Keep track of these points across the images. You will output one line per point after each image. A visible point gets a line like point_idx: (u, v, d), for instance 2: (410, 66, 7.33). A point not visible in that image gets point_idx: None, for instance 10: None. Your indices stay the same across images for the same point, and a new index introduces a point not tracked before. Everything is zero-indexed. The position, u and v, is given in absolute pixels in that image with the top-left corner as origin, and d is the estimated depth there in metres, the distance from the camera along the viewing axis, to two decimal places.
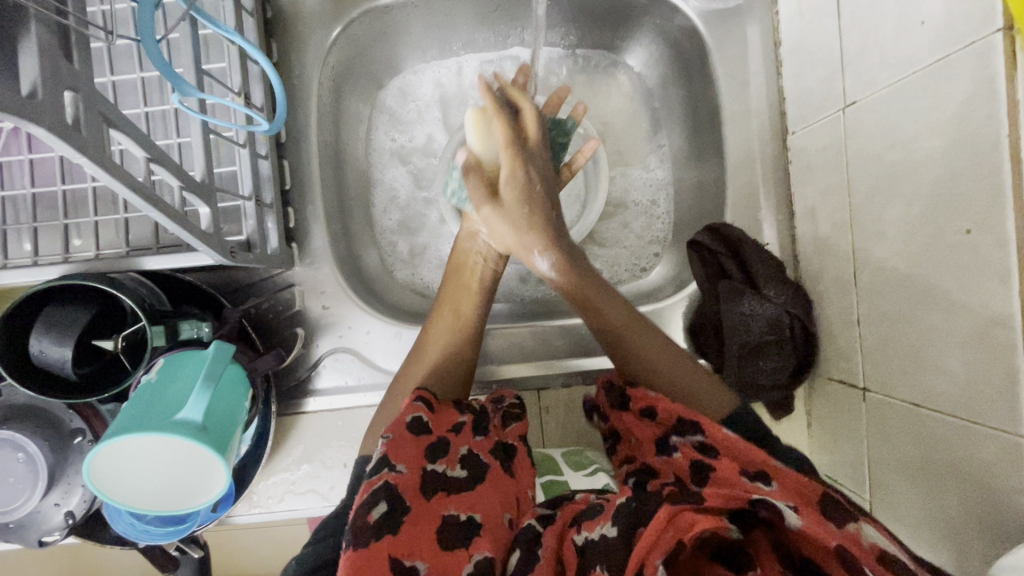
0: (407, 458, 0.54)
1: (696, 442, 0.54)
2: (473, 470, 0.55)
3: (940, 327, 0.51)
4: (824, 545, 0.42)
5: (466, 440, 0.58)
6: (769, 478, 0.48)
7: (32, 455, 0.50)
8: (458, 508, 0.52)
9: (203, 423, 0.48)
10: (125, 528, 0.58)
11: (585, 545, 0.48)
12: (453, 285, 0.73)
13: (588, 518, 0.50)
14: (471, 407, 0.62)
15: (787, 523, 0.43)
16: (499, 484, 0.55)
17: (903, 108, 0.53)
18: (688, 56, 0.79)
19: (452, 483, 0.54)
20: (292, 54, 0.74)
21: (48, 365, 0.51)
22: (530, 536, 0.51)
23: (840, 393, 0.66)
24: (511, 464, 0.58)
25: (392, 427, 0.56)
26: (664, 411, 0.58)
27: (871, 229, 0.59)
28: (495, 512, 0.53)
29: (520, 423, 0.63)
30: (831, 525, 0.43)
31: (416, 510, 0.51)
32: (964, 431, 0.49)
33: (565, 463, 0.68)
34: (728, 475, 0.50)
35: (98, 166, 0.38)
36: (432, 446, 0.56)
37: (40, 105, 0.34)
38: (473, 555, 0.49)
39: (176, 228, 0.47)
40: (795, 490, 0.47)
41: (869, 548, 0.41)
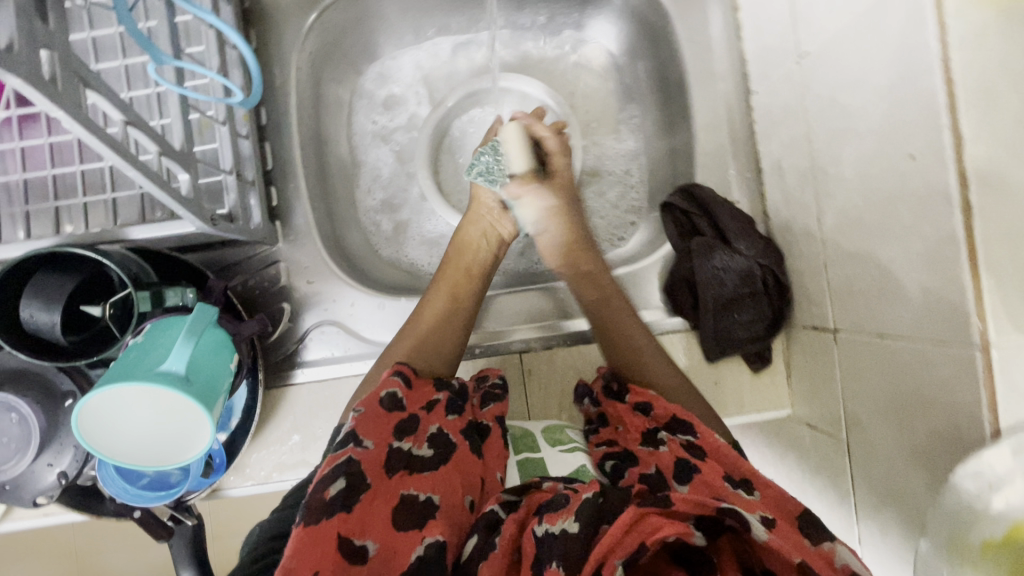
0: (374, 434, 0.55)
1: (686, 441, 0.56)
2: (439, 448, 0.56)
3: (896, 256, 0.52)
4: (789, 560, 0.42)
5: (437, 419, 0.59)
6: (753, 489, 0.51)
7: (24, 416, 0.52)
8: (418, 488, 0.53)
9: (185, 375, 0.50)
10: (119, 492, 0.60)
11: (543, 538, 0.45)
12: (455, 265, 0.75)
13: (550, 510, 0.47)
14: (449, 384, 0.64)
15: (755, 537, 0.43)
16: (464, 464, 0.56)
17: (850, 49, 0.54)
18: (653, 27, 0.81)
19: (416, 462, 0.55)
20: (270, 42, 0.77)
21: (39, 330, 0.54)
22: (490, 526, 0.50)
23: (814, 339, 0.68)
24: (480, 446, 0.59)
25: (365, 402, 0.57)
26: (661, 409, 0.60)
27: (830, 172, 0.60)
28: (454, 493, 0.53)
29: (498, 404, 0.64)
30: (807, 542, 0.44)
31: (376, 487, 0.52)
32: (924, 353, 0.50)
33: (542, 438, 0.65)
34: (712, 479, 0.52)
35: (74, 120, 0.40)
36: (401, 423, 0.57)
37: (16, 57, 0.36)
38: (426, 538, 0.49)
39: (154, 190, 0.50)
40: (775, 505, 0.49)
41: (840, 568, 0.43)
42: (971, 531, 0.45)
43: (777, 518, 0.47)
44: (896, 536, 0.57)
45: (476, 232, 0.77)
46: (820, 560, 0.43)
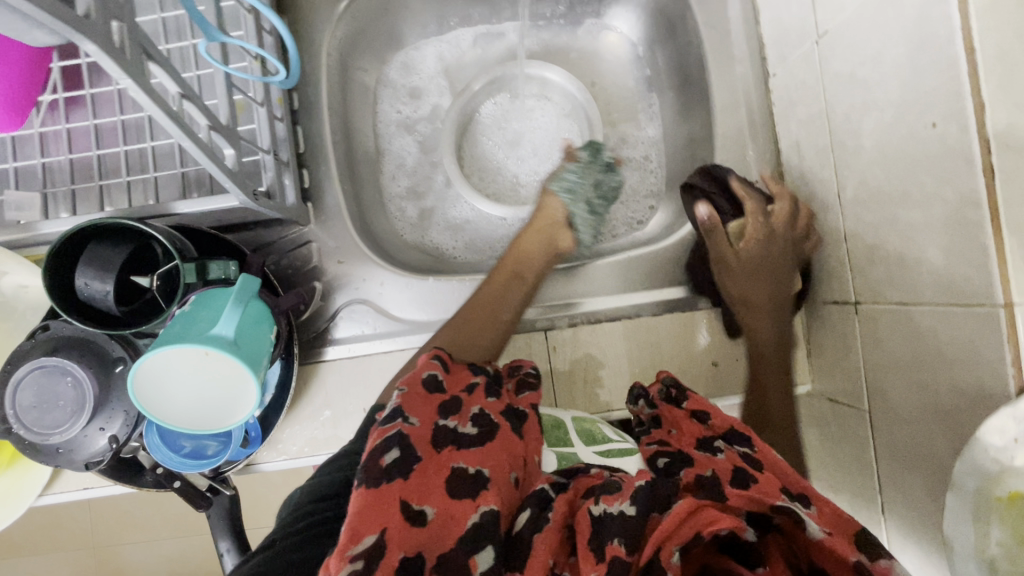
0: (420, 413, 0.56)
1: (743, 452, 0.56)
2: (483, 428, 0.56)
3: (917, 223, 0.53)
4: (843, 560, 0.44)
5: (479, 400, 0.60)
6: (809, 501, 0.50)
7: (80, 379, 0.55)
8: (466, 461, 0.53)
9: (234, 339, 0.52)
10: (165, 459, 0.62)
11: (600, 516, 0.46)
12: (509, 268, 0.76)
13: (605, 492, 0.48)
14: (486, 371, 0.65)
15: (809, 535, 0.45)
16: (507, 443, 0.55)
17: (870, 25, 0.56)
18: (672, 14, 0.84)
19: (462, 439, 0.55)
20: (301, 30, 0.79)
21: (92, 298, 0.56)
22: (542, 503, 0.50)
23: (835, 313, 0.69)
24: (522, 428, 0.58)
25: (408, 382, 0.59)
26: (721, 422, 0.60)
27: (850, 147, 0.62)
28: (503, 468, 0.53)
29: (533, 393, 0.64)
30: (862, 557, 0.44)
31: (427, 460, 0.52)
32: (946, 315, 0.51)
33: (576, 435, 0.65)
34: (769, 488, 0.51)
35: (140, 88, 0.43)
36: (444, 404, 0.58)
37: (93, 25, 0.38)
38: (480, 506, 0.49)
39: (206, 161, 0.52)
40: (830, 516, 0.48)
41: None
42: (999, 484, 0.46)
43: (832, 531, 0.46)
44: (919, 499, 0.58)
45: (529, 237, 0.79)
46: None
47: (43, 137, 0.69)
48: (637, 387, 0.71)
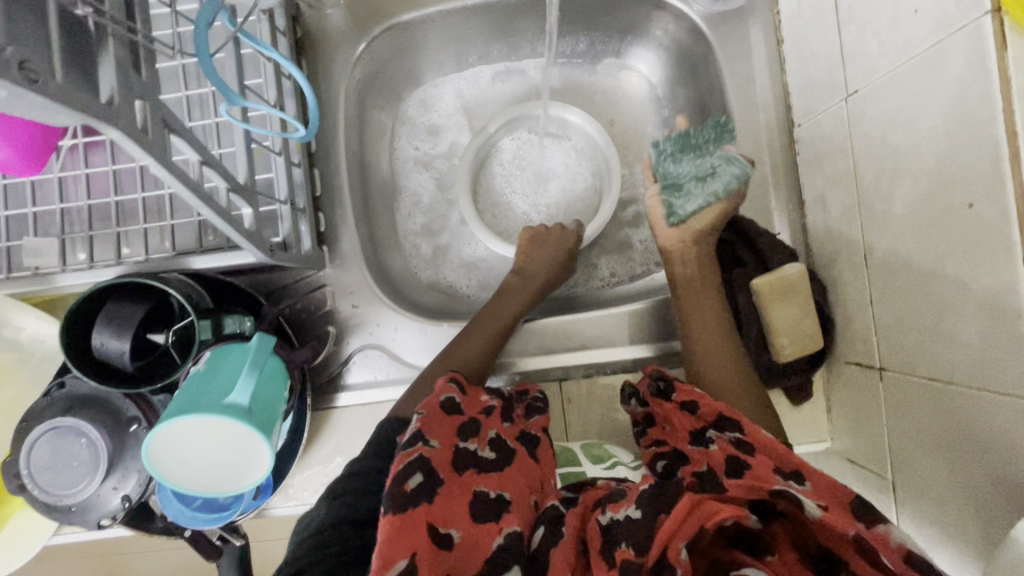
0: (440, 434, 0.55)
1: (734, 438, 0.57)
2: (501, 453, 0.58)
3: (950, 300, 0.52)
4: (843, 534, 0.44)
5: (496, 426, 0.61)
6: (803, 478, 0.50)
7: (94, 441, 0.55)
8: (487, 485, 0.54)
9: (249, 407, 0.52)
10: (175, 514, 0.61)
11: (609, 525, 0.49)
12: (502, 315, 0.75)
13: (613, 501, 0.51)
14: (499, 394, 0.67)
15: (808, 514, 0.45)
16: (525, 468, 0.57)
17: (904, 92, 0.55)
18: (695, 57, 0.82)
19: (482, 462, 0.56)
20: (319, 70, 0.78)
21: (108, 358, 0.56)
22: (553, 518, 0.53)
23: (858, 375, 0.67)
24: (535, 453, 0.61)
25: (427, 404, 0.58)
26: (707, 408, 0.61)
27: (879, 211, 0.60)
28: (523, 493, 0.55)
29: (542, 416, 0.66)
30: (859, 525, 0.44)
31: (450, 482, 0.52)
32: (983, 399, 0.50)
33: (583, 455, 0.70)
34: (763, 473, 0.52)
35: (162, 166, 0.42)
36: (463, 426, 0.58)
37: (118, 111, 0.38)
38: (504, 529, 0.50)
39: (224, 226, 0.52)
40: (827, 490, 0.48)
41: (895, 548, 0.42)
42: None
43: (828, 504, 0.46)
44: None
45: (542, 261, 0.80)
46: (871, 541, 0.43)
47: (62, 182, 0.68)
48: (627, 386, 0.73)
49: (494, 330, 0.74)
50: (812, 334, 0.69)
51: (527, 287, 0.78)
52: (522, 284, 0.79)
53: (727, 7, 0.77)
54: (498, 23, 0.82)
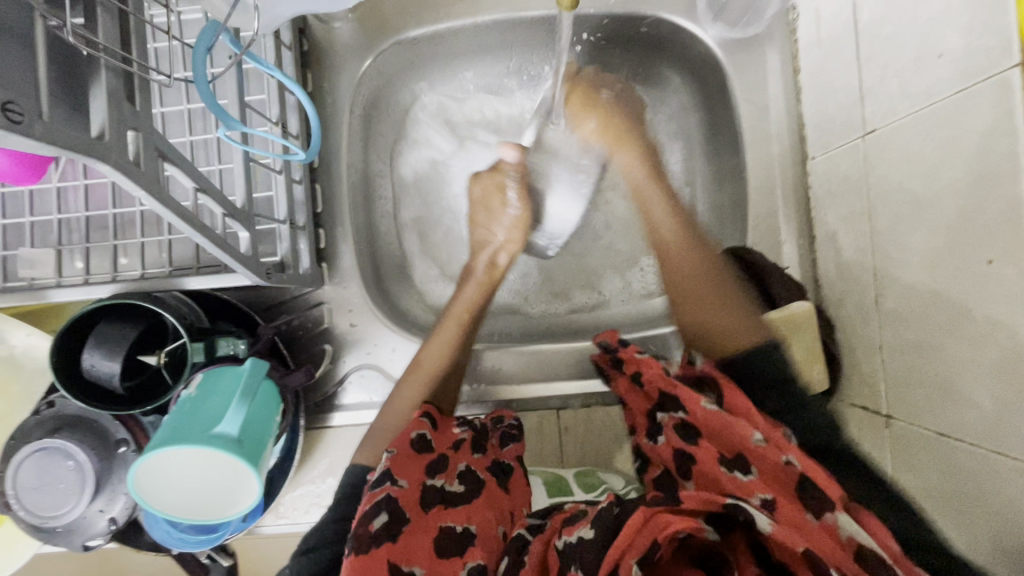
0: (409, 473, 0.55)
1: (680, 419, 0.56)
2: (470, 484, 0.57)
3: (964, 357, 0.50)
4: (793, 550, 0.42)
5: (466, 458, 0.59)
6: (748, 465, 0.50)
7: (81, 463, 0.54)
8: (455, 519, 0.54)
9: (238, 437, 0.51)
10: (162, 535, 0.60)
11: (565, 550, 0.47)
12: (426, 364, 0.69)
13: (569, 525, 0.49)
14: (472, 424, 0.64)
15: (760, 529, 0.43)
16: (492, 499, 0.57)
17: (925, 137, 0.53)
18: (709, 82, 0.80)
19: (450, 496, 0.56)
20: (325, 83, 0.77)
21: (97, 378, 0.55)
22: (518, 548, 0.52)
23: (863, 419, 0.66)
24: (507, 481, 0.60)
25: (397, 442, 0.57)
26: (651, 380, 0.60)
27: (893, 257, 0.58)
28: (489, 526, 0.54)
29: (518, 444, 0.63)
30: (809, 517, 0.45)
31: (416, 521, 0.52)
32: (993, 464, 0.48)
33: (576, 484, 0.69)
34: (710, 466, 0.52)
35: (152, 197, 0.41)
36: (433, 461, 0.57)
37: (107, 145, 0.37)
38: (467, 564, 0.51)
39: (217, 252, 0.51)
40: (772, 476, 0.49)
41: (845, 542, 0.42)
42: None
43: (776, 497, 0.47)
44: None
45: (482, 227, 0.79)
46: (821, 534, 0.43)
47: (60, 191, 0.68)
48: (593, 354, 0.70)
49: (422, 383, 0.67)
50: (818, 378, 0.68)
51: (447, 326, 0.71)
52: (443, 327, 0.71)
53: (743, 34, 0.75)
54: (509, 41, 0.81)
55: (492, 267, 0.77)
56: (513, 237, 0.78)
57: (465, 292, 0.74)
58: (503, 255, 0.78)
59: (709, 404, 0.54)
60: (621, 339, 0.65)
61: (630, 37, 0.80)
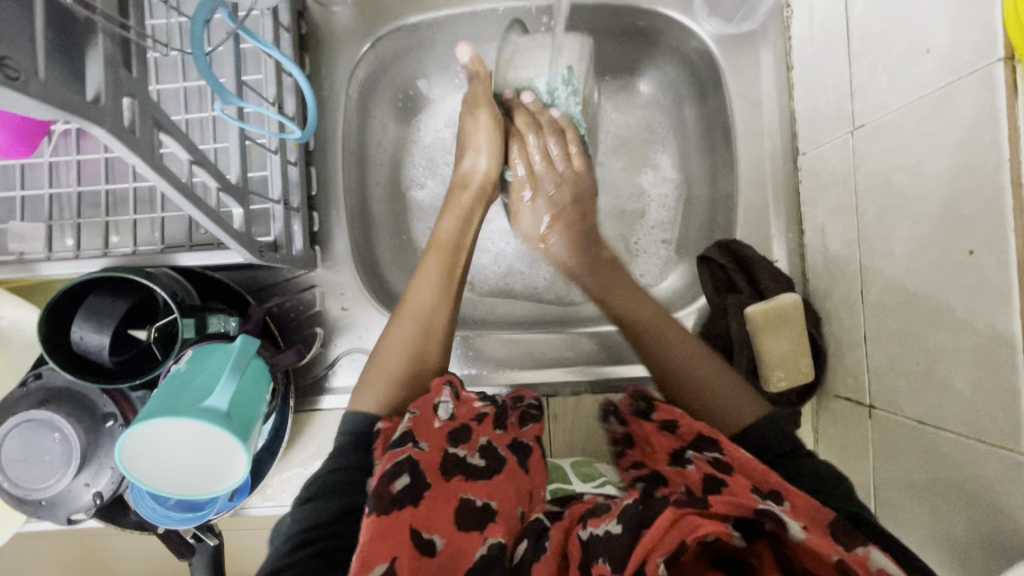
0: (432, 438, 0.55)
1: (713, 458, 0.53)
2: (491, 460, 0.57)
3: (945, 346, 0.51)
4: (825, 559, 0.43)
5: (486, 432, 0.59)
6: (782, 498, 0.48)
7: (68, 436, 0.54)
8: (475, 494, 0.54)
9: (227, 412, 0.51)
10: (148, 512, 0.59)
11: (589, 540, 0.48)
12: (413, 306, 0.67)
13: (594, 517, 0.50)
14: (493, 401, 0.63)
15: (790, 537, 0.43)
16: (514, 476, 0.57)
17: (911, 131, 0.54)
18: (704, 78, 0.81)
19: (471, 470, 0.56)
20: (322, 67, 0.77)
21: (87, 351, 0.55)
22: (538, 531, 0.52)
23: (847, 410, 0.67)
24: (527, 461, 0.59)
25: (418, 404, 0.57)
26: (686, 426, 0.56)
27: (879, 249, 0.60)
28: (510, 503, 0.54)
29: (537, 424, 0.62)
30: (840, 549, 0.43)
31: (436, 487, 0.53)
32: (970, 450, 0.49)
33: (574, 474, 0.69)
34: (741, 493, 0.49)
35: (148, 165, 0.41)
36: (454, 431, 0.57)
37: (104, 108, 0.37)
38: (488, 539, 0.52)
39: (211, 226, 0.51)
40: (806, 514, 0.46)
41: (876, 573, 0.41)
42: None
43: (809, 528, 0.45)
44: None
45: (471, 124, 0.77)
46: (856, 566, 0.42)
47: (51, 166, 0.67)
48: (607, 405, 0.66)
49: (410, 323, 0.65)
50: (806, 370, 0.68)
51: (431, 261, 0.70)
52: (426, 263, 0.70)
53: (738, 30, 0.76)
54: (507, 31, 0.81)
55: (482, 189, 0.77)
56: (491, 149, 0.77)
57: (442, 220, 0.74)
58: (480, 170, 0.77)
59: (745, 453, 0.52)
60: (658, 395, 0.61)
61: (626, 30, 0.81)
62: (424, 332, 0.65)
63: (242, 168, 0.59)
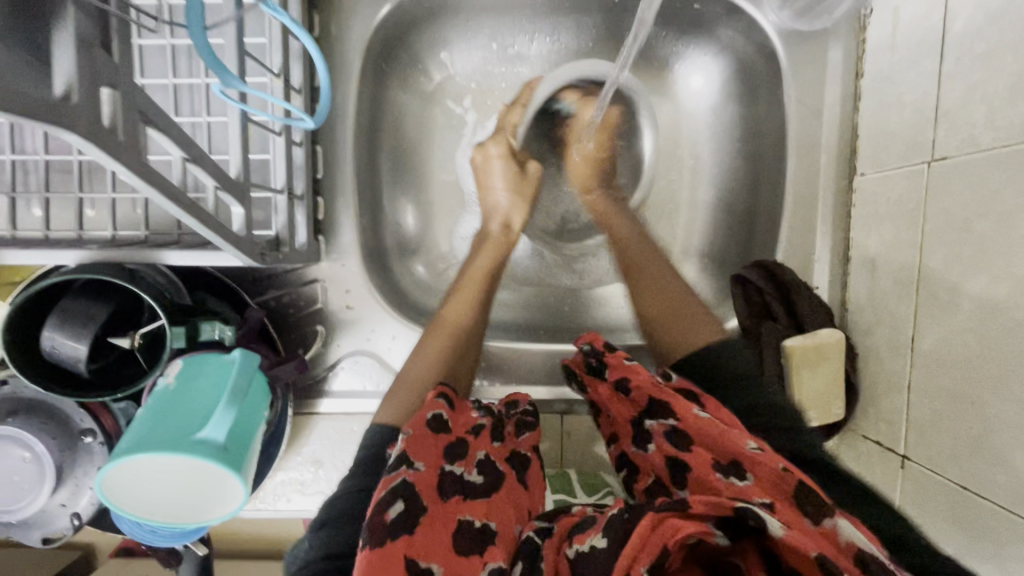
0: (425, 455, 0.47)
1: (669, 426, 0.49)
2: (490, 475, 0.49)
3: (1011, 419, 0.48)
4: (803, 555, 0.35)
5: (485, 445, 0.51)
6: (744, 471, 0.43)
7: (39, 455, 0.48)
8: (474, 513, 0.45)
9: (224, 443, 0.45)
10: (131, 529, 0.53)
11: (577, 558, 0.40)
12: (450, 320, 0.62)
13: (579, 531, 0.42)
14: (487, 410, 0.55)
15: (770, 535, 0.36)
16: (513, 494, 0.48)
17: (1006, 178, 0.48)
18: (760, 78, 0.73)
19: (470, 488, 0.47)
20: (333, 29, 0.67)
21: (59, 361, 0.48)
22: (532, 551, 0.44)
23: (875, 454, 0.64)
24: (525, 476, 0.51)
25: (411, 423, 0.49)
26: (637, 387, 0.53)
27: (943, 297, 0.55)
28: (508, 522, 0.46)
29: (533, 433, 0.56)
30: (807, 522, 0.38)
31: (433, 510, 0.44)
32: (1021, 529, 0.47)
33: (579, 484, 0.67)
34: (705, 474, 0.45)
35: (135, 174, 0.34)
36: (451, 446, 0.49)
37: (75, 109, 0.29)
38: (488, 563, 0.42)
39: (207, 235, 0.43)
40: (771, 484, 0.42)
41: (846, 548, 0.36)
42: None
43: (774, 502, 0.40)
44: None
45: (496, 202, 0.71)
46: (823, 541, 0.37)
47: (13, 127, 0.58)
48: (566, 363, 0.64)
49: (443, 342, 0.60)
50: (836, 413, 0.65)
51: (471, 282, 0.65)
52: (463, 285, 0.65)
53: (808, 26, 0.68)
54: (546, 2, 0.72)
55: (507, 230, 0.70)
56: (517, 193, 0.71)
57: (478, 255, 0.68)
58: (514, 218, 0.71)
59: (700, 411, 0.48)
60: (608, 343, 0.59)
61: (679, 13, 0.72)
62: (451, 355, 0.60)
63: (243, 158, 0.50)
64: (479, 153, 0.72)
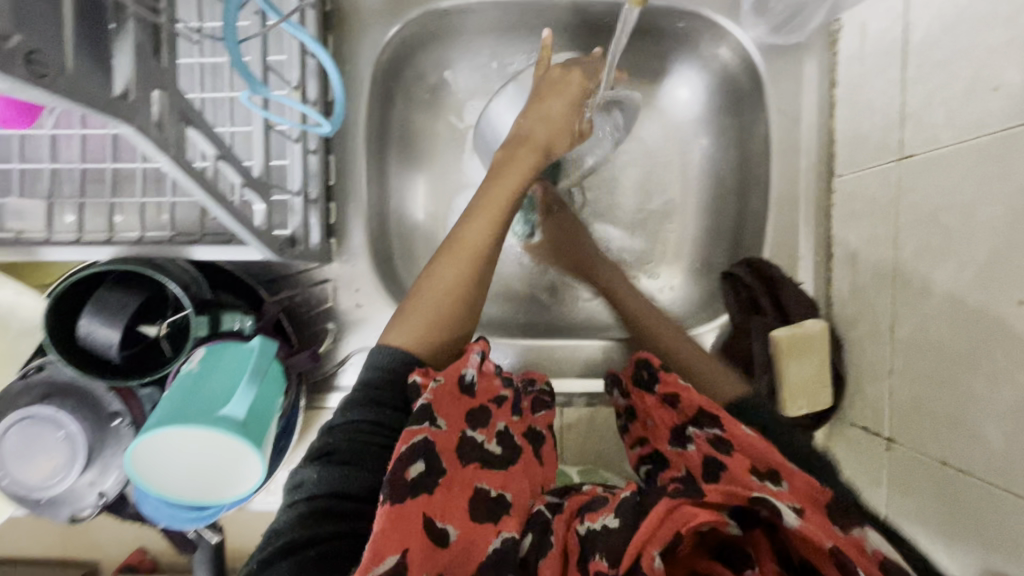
0: (449, 417, 0.50)
1: (713, 435, 0.49)
2: (507, 448, 0.52)
3: (981, 394, 0.51)
4: (820, 546, 0.39)
5: (505, 416, 0.55)
6: (779, 478, 0.44)
7: (71, 435, 0.52)
8: (490, 482, 0.49)
9: (244, 420, 0.49)
10: (151, 510, 0.56)
11: (588, 534, 0.44)
12: (470, 244, 0.61)
13: (591, 509, 0.46)
14: (511, 382, 0.58)
15: (784, 524, 0.40)
16: (529, 469, 0.52)
17: (965, 171, 0.52)
18: (743, 91, 0.78)
19: (488, 456, 0.51)
20: (346, 49, 0.73)
21: (93, 346, 0.53)
22: (539, 524, 0.47)
23: (862, 439, 0.67)
24: (540, 451, 0.55)
25: (446, 372, 0.52)
26: (687, 400, 0.53)
27: (916, 285, 0.58)
28: (523, 495, 0.49)
29: (548, 412, 0.59)
30: (835, 527, 0.41)
31: (452, 473, 0.48)
32: (995, 499, 0.50)
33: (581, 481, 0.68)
34: (739, 475, 0.45)
35: (177, 165, 0.38)
36: (473, 414, 0.52)
37: (132, 105, 0.34)
38: (501, 531, 0.46)
39: (233, 224, 0.47)
40: (804, 492, 0.43)
41: (871, 555, 0.39)
42: None
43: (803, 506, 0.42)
44: None
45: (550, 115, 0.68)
46: (851, 546, 0.39)
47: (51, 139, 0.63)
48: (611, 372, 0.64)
49: (459, 260, 0.60)
50: (823, 401, 0.68)
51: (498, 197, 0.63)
52: (488, 202, 0.63)
53: (784, 41, 0.73)
54: (542, 23, 0.77)
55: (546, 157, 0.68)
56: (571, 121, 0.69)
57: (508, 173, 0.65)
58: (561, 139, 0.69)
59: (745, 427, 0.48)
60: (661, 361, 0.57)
61: (665, 31, 0.78)
62: (466, 277, 0.60)
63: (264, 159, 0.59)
64: (556, 72, 0.70)
